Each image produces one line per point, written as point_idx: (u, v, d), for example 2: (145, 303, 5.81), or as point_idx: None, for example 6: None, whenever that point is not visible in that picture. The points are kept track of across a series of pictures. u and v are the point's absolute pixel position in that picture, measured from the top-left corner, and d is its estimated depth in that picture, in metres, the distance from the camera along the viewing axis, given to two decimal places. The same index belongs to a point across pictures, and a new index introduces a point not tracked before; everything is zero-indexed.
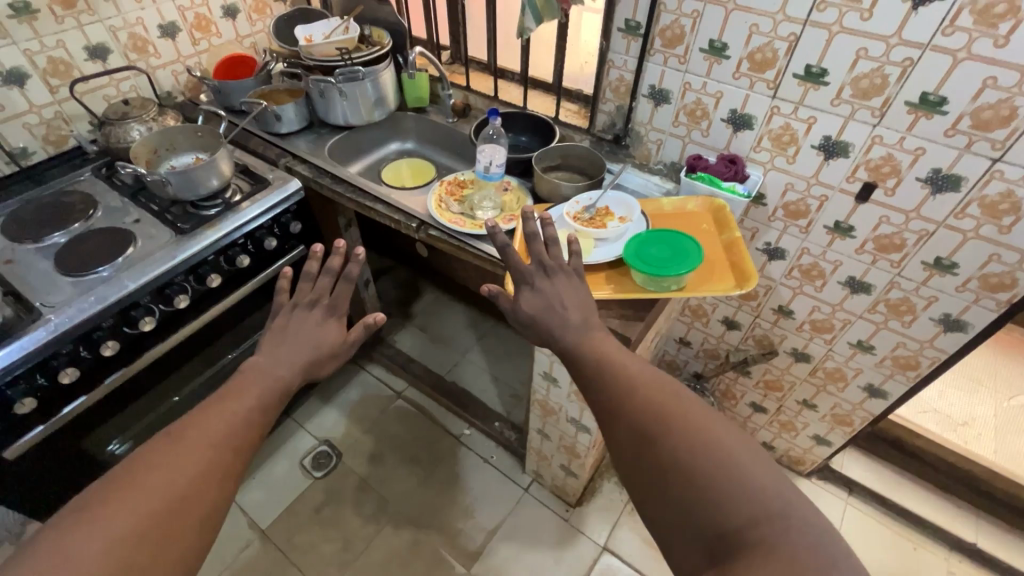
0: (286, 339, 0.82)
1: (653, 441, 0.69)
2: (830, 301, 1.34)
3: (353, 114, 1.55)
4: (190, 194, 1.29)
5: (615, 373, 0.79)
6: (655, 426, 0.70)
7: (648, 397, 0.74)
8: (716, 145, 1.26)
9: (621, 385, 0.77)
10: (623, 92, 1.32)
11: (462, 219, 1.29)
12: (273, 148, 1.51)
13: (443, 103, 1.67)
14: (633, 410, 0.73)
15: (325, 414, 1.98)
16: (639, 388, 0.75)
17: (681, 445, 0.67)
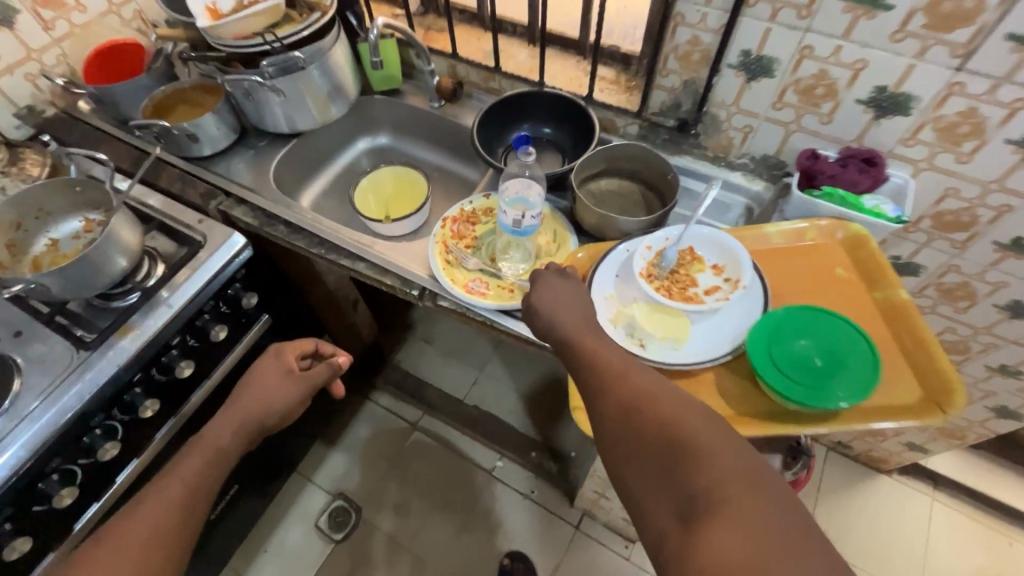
0: (249, 390, 0.91)
1: (615, 413, 0.62)
2: (974, 324, 1.02)
3: (301, 114, 1.10)
4: (88, 288, 0.88)
5: (586, 350, 0.70)
6: (618, 403, 0.62)
7: (612, 373, 0.66)
8: (841, 135, 0.86)
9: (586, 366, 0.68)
10: (697, 60, 0.89)
11: (483, 280, 0.91)
12: (199, 184, 1.07)
13: (423, 78, 1.20)
14: (598, 387, 0.65)
15: (333, 460, 1.70)
16: (603, 363, 0.67)
17: (645, 416, 0.59)
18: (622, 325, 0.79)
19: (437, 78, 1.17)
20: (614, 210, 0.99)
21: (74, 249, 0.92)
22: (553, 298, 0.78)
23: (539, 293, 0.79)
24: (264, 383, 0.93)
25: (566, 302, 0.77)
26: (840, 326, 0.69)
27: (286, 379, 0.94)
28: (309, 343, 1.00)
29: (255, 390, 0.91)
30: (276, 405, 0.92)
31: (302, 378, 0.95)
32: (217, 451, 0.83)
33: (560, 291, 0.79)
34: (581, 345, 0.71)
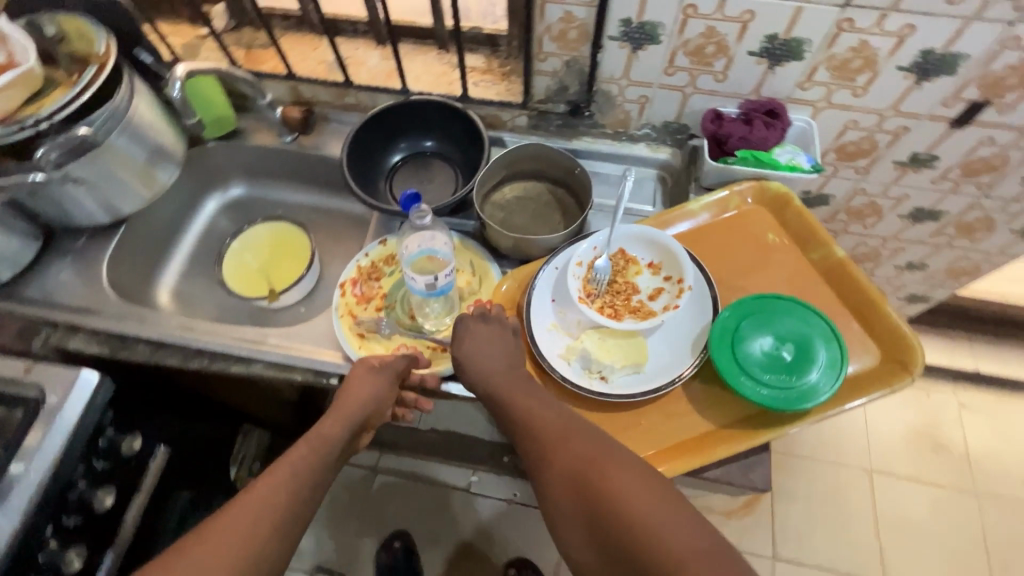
0: (345, 398, 0.71)
1: (556, 476, 0.60)
2: (883, 234, 1.06)
3: (120, 195, 0.86)
4: None
5: (526, 405, 0.66)
6: (561, 467, 0.60)
7: (554, 431, 0.63)
8: (738, 89, 0.81)
9: (529, 422, 0.65)
10: (575, 38, 0.78)
11: (410, 345, 0.78)
12: (10, 322, 0.81)
13: (261, 109, 0.99)
14: (541, 448, 0.63)
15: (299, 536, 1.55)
16: (546, 419, 0.64)
17: (585, 486, 0.57)
18: (576, 359, 0.72)
19: (280, 108, 0.97)
20: (526, 219, 0.89)
21: None
22: (475, 346, 0.70)
23: (460, 346, 0.71)
24: (350, 379, 0.72)
25: (489, 350, 0.70)
26: (791, 317, 0.67)
27: (383, 374, 0.73)
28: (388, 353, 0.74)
29: (351, 397, 0.71)
30: (369, 406, 0.72)
31: (391, 368, 0.73)
32: (319, 448, 0.67)
33: (481, 337, 0.71)
34: (520, 398, 0.67)
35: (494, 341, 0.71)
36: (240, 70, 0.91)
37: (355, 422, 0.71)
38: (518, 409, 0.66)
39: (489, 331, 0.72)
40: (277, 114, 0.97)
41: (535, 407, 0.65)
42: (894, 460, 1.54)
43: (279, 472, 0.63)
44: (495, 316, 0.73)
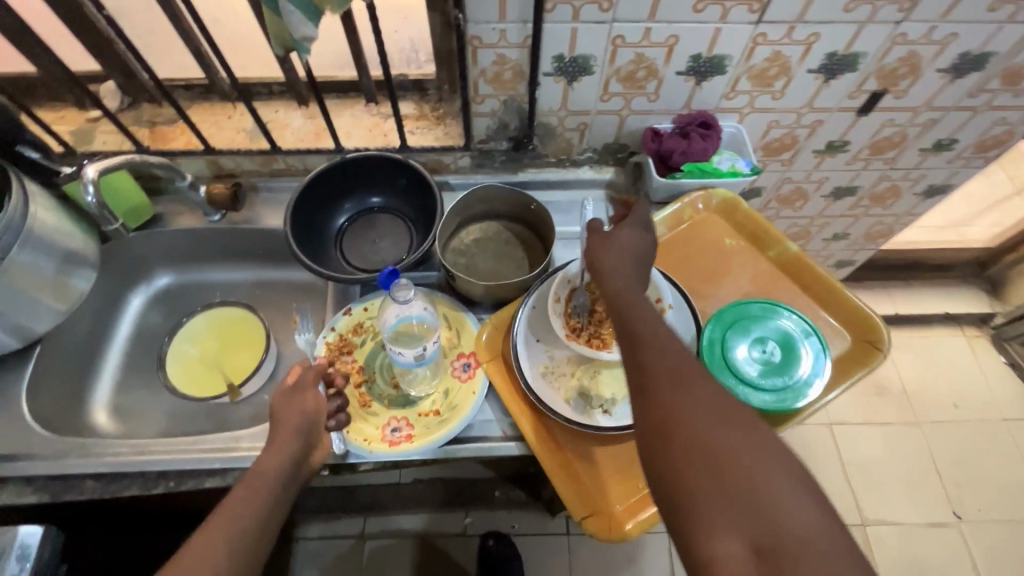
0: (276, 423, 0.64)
1: (673, 417, 0.48)
2: (810, 214, 1.15)
3: (31, 316, 0.76)
4: None
5: (650, 334, 0.55)
6: (685, 411, 0.48)
7: (673, 370, 0.51)
8: (671, 106, 0.84)
9: (646, 353, 0.53)
10: (510, 78, 0.78)
11: (401, 418, 0.74)
12: None
13: (180, 190, 0.91)
14: (657, 381, 0.51)
15: None
16: (670, 358, 0.53)
17: (712, 436, 0.46)
18: (574, 398, 0.72)
19: (203, 186, 0.89)
20: (490, 261, 0.88)
21: None
22: (630, 243, 0.66)
23: (603, 250, 0.65)
24: (275, 408, 0.65)
25: (639, 255, 0.65)
26: (772, 320, 0.71)
27: (300, 391, 0.67)
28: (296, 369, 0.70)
29: (280, 420, 0.64)
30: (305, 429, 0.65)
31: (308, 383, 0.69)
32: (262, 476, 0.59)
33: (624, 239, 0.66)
34: (643, 326, 0.56)
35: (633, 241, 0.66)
36: (150, 156, 0.81)
37: (296, 443, 0.63)
38: (642, 335, 0.55)
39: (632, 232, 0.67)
40: (202, 194, 0.88)
41: (656, 342, 0.54)
42: (849, 410, 1.67)
43: (222, 513, 0.54)
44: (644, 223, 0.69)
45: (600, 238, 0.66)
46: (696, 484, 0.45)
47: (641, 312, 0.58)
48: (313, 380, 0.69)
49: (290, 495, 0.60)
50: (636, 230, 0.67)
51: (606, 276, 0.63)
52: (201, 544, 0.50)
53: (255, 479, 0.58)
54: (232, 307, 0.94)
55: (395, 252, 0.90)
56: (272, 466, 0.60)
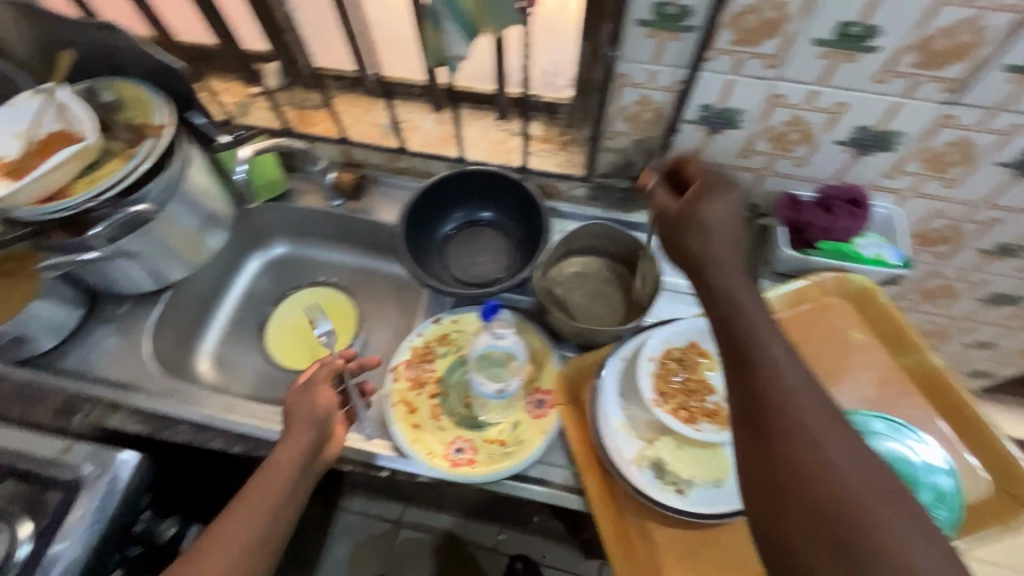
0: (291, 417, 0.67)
1: (795, 471, 0.41)
2: (956, 314, 1.00)
3: (169, 265, 0.84)
4: None
5: (763, 354, 0.46)
6: (812, 464, 0.41)
7: (796, 405, 0.43)
8: (819, 174, 0.77)
9: (759, 381, 0.45)
10: (649, 120, 0.75)
11: (467, 440, 0.73)
12: (51, 398, 0.79)
13: (312, 172, 0.97)
14: (774, 419, 0.43)
15: None
16: (790, 388, 0.44)
17: (830, 487, 0.40)
18: (648, 464, 0.68)
19: (332, 172, 0.95)
20: (585, 299, 0.85)
21: None
22: (717, 212, 0.56)
23: (686, 236, 0.56)
24: (289, 404, 0.68)
25: (726, 232, 0.55)
26: (882, 442, 0.64)
27: (310, 388, 0.70)
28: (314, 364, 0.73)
29: (293, 414, 0.68)
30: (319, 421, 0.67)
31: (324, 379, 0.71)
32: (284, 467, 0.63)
33: (712, 209, 0.56)
34: (753, 339, 0.47)
35: (715, 215, 0.55)
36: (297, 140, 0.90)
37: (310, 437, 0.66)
38: (749, 348, 0.47)
39: (718, 200, 0.56)
40: (329, 179, 0.95)
41: (770, 364, 0.45)
42: None
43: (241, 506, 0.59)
44: (720, 184, 0.58)
45: (681, 213, 0.57)
46: (806, 549, 0.39)
47: (752, 315, 0.48)
48: (325, 377, 0.71)
49: (301, 491, 0.63)
50: (721, 199, 0.56)
51: (701, 265, 0.54)
52: (211, 559, 0.55)
53: (265, 482, 0.61)
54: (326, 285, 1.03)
55: (493, 269, 0.90)
56: (281, 464, 0.62)
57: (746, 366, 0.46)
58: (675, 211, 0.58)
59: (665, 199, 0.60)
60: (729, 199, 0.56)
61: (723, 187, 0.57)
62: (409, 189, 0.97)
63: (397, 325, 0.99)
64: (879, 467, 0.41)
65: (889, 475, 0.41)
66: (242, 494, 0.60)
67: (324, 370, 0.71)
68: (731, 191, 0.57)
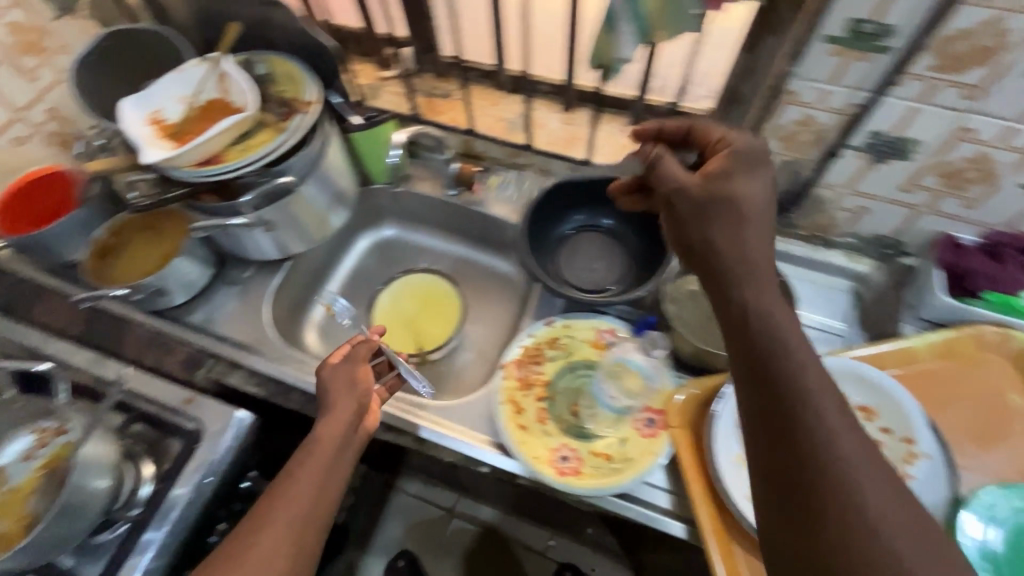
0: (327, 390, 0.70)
1: (826, 518, 0.39)
2: None
3: (294, 239, 0.87)
4: (75, 536, 0.65)
5: (797, 386, 0.42)
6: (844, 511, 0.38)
7: (830, 444, 0.40)
8: (989, 219, 0.70)
9: (789, 415, 0.42)
10: (805, 142, 0.71)
11: (572, 449, 0.72)
12: (179, 350, 0.83)
13: (433, 159, 0.98)
14: (804, 458, 0.40)
15: (372, 566, 1.53)
16: (822, 423, 0.41)
17: (847, 516, 0.38)
18: None
19: (456, 162, 0.96)
20: None
21: (31, 481, 0.71)
22: (748, 192, 0.51)
23: (706, 225, 0.51)
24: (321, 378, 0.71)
25: (752, 223, 0.50)
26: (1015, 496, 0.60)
27: (351, 363, 0.72)
28: (340, 347, 0.74)
29: (332, 393, 0.69)
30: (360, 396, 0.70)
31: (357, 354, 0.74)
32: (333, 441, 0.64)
33: (748, 185, 0.51)
34: (783, 369, 0.43)
35: (733, 196, 0.51)
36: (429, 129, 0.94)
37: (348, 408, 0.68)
38: (766, 356, 0.44)
39: (739, 180, 0.51)
40: (454, 169, 0.95)
41: (802, 396, 0.42)
42: None
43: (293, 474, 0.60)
44: (754, 155, 0.54)
45: (702, 198, 0.52)
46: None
47: (781, 335, 0.45)
48: (365, 354, 0.75)
49: (344, 467, 0.64)
50: (760, 178, 0.52)
51: (720, 264, 0.49)
52: (263, 540, 0.55)
53: (305, 462, 0.62)
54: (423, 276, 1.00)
55: (605, 277, 0.88)
56: (321, 443, 0.64)
57: (775, 396, 0.43)
58: (699, 188, 0.53)
59: (677, 173, 0.54)
60: (758, 178, 0.52)
61: (754, 162, 0.53)
62: (525, 187, 0.97)
63: (496, 322, 0.98)
64: (915, 511, 0.38)
65: (919, 516, 0.38)
66: (286, 473, 0.61)
67: (359, 350, 0.74)
68: (765, 170, 0.52)
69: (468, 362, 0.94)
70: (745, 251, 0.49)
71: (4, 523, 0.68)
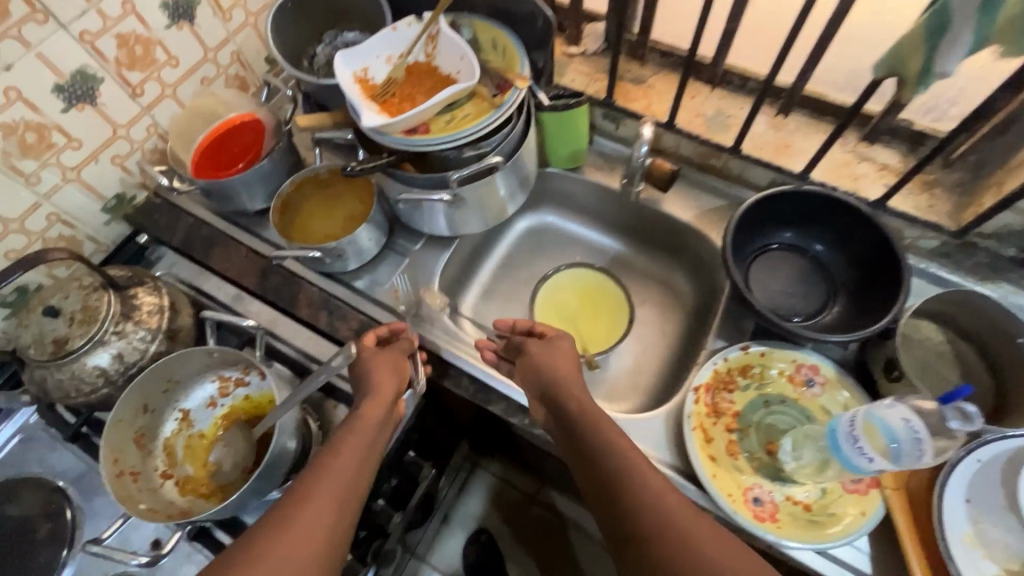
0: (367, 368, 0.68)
1: None
2: None
3: (470, 219, 0.81)
4: (263, 492, 0.65)
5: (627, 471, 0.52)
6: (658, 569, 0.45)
7: (674, 531, 0.46)
8: None
9: (620, 499, 0.51)
10: None
11: (767, 490, 0.66)
12: (351, 317, 0.80)
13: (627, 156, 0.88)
14: (634, 522, 0.48)
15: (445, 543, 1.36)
16: (652, 499, 0.49)
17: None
18: None
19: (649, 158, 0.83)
20: (912, 367, 0.72)
21: (215, 429, 0.72)
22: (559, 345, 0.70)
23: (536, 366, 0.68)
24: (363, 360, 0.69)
25: (565, 374, 0.66)
26: None
27: (398, 347, 0.71)
28: (373, 333, 0.73)
29: (370, 373, 0.67)
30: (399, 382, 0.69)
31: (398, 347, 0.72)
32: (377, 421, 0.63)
33: (548, 351, 0.69)
34: (618, 458, 0.54)
35: (543, 349, 0.70)
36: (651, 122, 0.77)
37: (392, 389, 0.67)
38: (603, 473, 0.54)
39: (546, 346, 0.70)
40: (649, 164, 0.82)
41: (634, 474, 0.52)
42: None
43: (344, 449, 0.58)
44: (556, 338, 0.71)
45: (532, 355, 0.69)
46: None
47: (615, 455, 0.54)
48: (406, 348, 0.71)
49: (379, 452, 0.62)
50: (552, 345, 0.70)
51: (553, 403, 0.64)
52: (308, 511, 0.52)
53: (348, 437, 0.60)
54: (593, 282, 0.93)
55: (801, 306, 0.79)
56: (362, 429, 0.61)
57: (608, 481, 0.53)
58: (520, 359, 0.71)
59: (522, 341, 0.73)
60: (553, 349, 0.69)
61: (551, 338, 0.71)
62: (713, 190, 0.88)
63: (655, 331, 0.92)
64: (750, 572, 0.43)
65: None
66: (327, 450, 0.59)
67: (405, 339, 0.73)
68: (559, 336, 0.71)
69: (625, 370, 0.88)
70: (559, 392, 0.64)
71: (191, 467, 0.70)
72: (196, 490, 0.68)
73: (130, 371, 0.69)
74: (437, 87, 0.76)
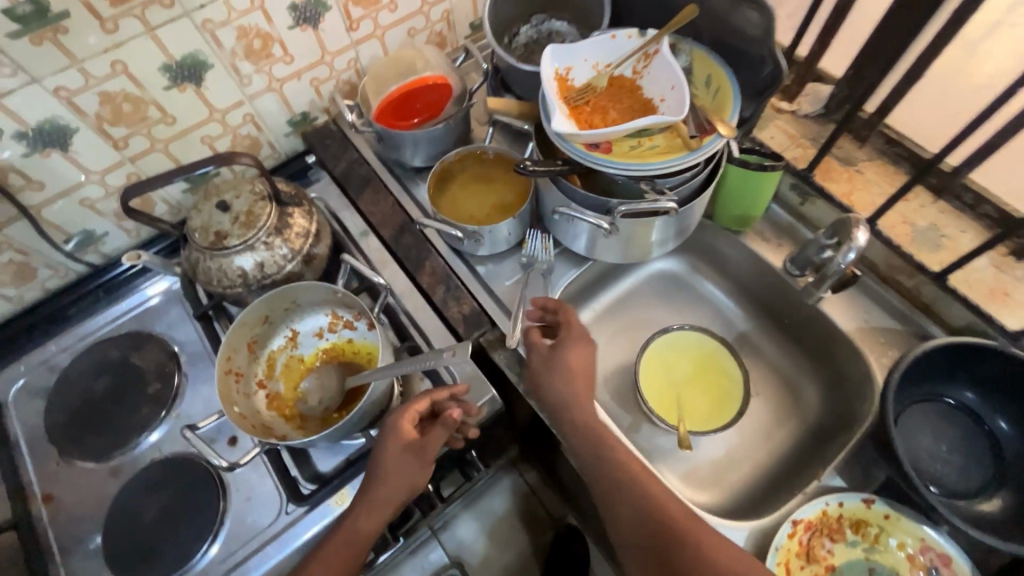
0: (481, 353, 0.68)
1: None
2: None
3: (614, 250, 0.77)
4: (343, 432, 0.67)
5: (635, 485, 0.62)
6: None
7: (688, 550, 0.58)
8: None
9: (625, 516, 0.61)
10: None
11: None
12: (464, 301, 0.81)
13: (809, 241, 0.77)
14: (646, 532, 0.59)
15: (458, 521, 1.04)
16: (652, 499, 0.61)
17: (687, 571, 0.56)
18: None
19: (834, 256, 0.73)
20: None
21: (314, 358, 0.76)
22: (571, 364, 0.69)
23: (546, 373, 0.68)
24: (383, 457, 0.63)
25: (576, 401, 0.67)
26: None
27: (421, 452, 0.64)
28: (424, 401, 0.66)
29: (382, 479, 0.63)
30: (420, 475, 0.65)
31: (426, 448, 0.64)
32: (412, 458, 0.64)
33: (567, 359, 0.68)
34: (625, 477, 0.62)
35: (555, 353, 0.69)
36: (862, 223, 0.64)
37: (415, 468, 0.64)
38: (619, 475, 0.62)
39: (559, 345, 0.69)
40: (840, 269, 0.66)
41: (633, 481, 0.62)
42: None
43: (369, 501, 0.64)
44: (570, 336, 0.70)
45: (546, 356, 0.69)
46: None
47: (630, 479, 0.62)
48: (439, 442, 0.64)
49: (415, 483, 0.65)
50: (581, 347, 0.69)
51: (555, 417, 0.68)
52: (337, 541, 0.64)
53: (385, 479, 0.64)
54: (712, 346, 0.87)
55: (963, 481, 0.67)
56: (389, 492, 0.64)
57: (614, 480, 0.62)
58: (546, 350, 0.70)
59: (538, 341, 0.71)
60: (557, 363, 0.68)
61: (581, 335, 0.70)
62: (886, 306, 0.76)
63: (760, 431, 0.82)
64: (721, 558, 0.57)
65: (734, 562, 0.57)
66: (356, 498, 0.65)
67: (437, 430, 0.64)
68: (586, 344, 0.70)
69: (713, 459, 0.80)
70: (561, 411, 0.67)
71: (283, 385, 0.74)
72: (280, 409, 0.72)
73: (265, 281, 0.74)
74: (635, 108, 0.72)
